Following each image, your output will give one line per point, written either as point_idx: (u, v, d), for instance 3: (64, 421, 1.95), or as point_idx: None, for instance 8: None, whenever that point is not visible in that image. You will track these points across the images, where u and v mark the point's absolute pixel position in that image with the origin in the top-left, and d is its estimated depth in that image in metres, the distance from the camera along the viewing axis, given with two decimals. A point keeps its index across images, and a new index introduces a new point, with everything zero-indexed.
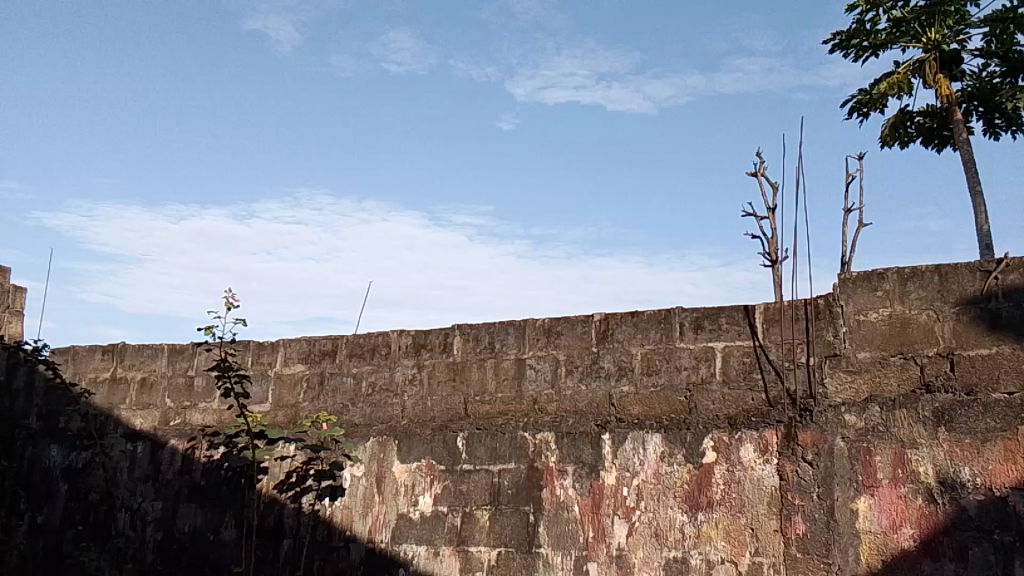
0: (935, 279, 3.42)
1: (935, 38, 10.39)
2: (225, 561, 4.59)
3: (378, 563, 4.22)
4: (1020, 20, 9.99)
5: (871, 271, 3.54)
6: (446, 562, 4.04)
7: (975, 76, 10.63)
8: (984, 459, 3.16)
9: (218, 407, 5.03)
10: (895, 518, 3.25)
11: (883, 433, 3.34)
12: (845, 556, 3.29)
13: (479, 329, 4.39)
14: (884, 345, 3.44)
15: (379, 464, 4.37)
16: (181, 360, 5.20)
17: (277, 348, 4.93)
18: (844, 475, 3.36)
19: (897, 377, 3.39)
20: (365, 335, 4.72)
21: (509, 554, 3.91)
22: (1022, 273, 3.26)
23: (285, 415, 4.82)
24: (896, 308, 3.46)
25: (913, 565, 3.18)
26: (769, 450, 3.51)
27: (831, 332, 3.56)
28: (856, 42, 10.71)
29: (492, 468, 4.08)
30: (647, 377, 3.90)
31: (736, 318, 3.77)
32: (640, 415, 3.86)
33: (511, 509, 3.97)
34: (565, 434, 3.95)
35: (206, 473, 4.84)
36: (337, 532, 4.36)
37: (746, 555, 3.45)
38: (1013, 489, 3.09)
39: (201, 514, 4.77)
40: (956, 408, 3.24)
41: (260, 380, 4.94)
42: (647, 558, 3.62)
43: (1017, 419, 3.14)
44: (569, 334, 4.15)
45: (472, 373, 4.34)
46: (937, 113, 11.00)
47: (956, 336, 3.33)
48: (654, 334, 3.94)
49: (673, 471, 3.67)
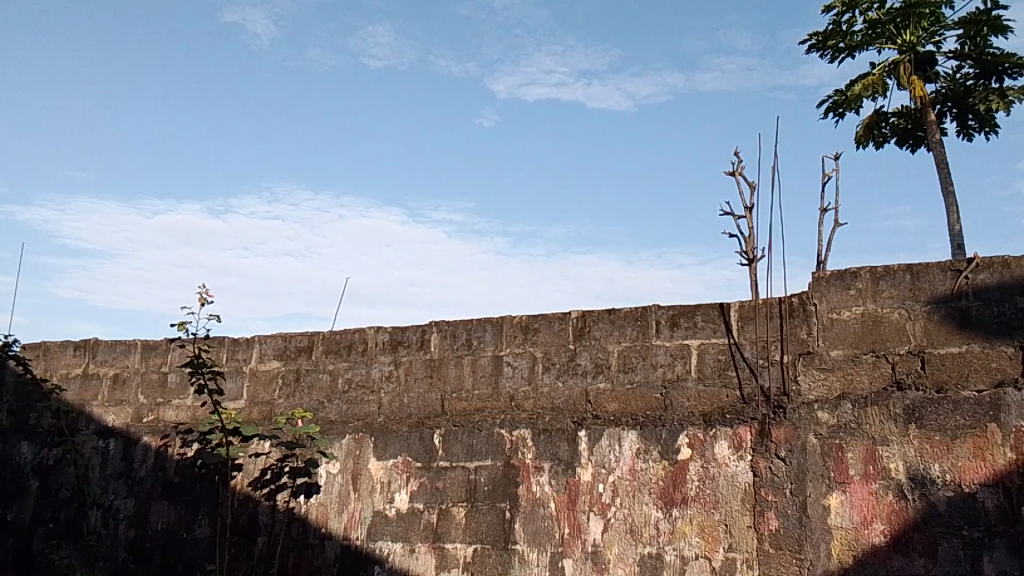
0: (906, 278, 3.46)
1: (910, 39, 10.52)
2: (199, 559, 4.56)
3: (353, 560, 4.20)
4: (992, 22, 10.14)
5: (845, 270, 3.58)
6: (421, 559, 4.04)
7: (949, 78, 10.77)
8: (955, 455, 3.20)
9: (191, 403, 4.98)
10: (866, 514, 3.29)
11: (855, 430, 3.38)
12: (817, 551, 3.32)
13: (456, 325, 4.39)
14: (857, 344, 3.48)
15: (355, 462, 4.35)
16: (154, 356, 5.15)
17: (252, 344, 4.90)
18: (816, 471, 3.40)
19: (869, 374, 3.44)
20: (341, 331, 4.69)
21: (484, 551, 3.91)
22: (991, 272, 3.32)
23: (260, 412, 4.78)
24: (869, 306, 3.50)
25: (883, 560, 3.22)
26: (743, 447, 3.54)
27: (804, 330, 3.59)
28: (833, 42, 10.80)
29: (468, 465, 4.08)
30: (623, 373, 3.92)
31: (712, 316, 3.80)
32: (616, 412, 3.88)
33: (487, 507, 3.97)
34: (542, 431, 3.96)
35: (180, 470, 4.80)
36: (312, 530, 4.34)
37: (719, 550, 3.48)
38: (982, 486, 3.14)
39: (174, 512, 4.73)
40: (926, 405, 3.29)
41: (234, 377, 4.91)
42: (623, 554, 3.64)
43: (987, 417, 3.19)
44: (546, 331, 4.15)
45: (450, 369, 4.34)
46: (911, 113, 11.12)
47: (927, 334, 3.38)
48: (631, 331, 3.96)
49: (648, 467, 3.69)
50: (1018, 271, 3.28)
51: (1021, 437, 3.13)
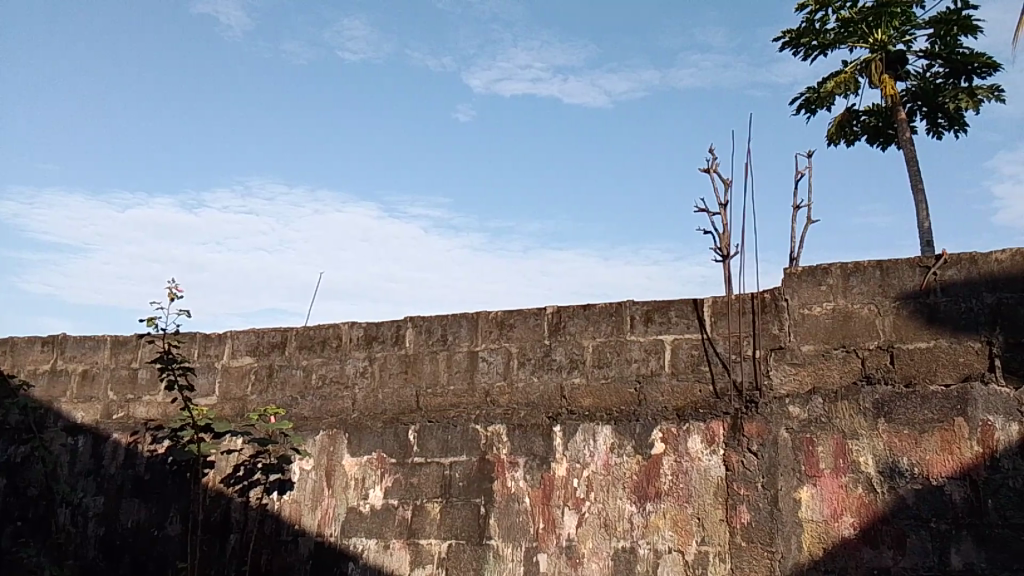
0: (876, 274, 3.51)
1: (881, 39, 10.64)
2: (170, 557, 4.51)
3: (327, 557, 4.18)
4: (962, 22, 10.29)
5: (816, 266, 3.62)
6: (396, 555, 4.02)
7: (919, 77, 10.91)
8: (923, 449, 3.25)
9: (162, 400, 4.92)
10: (836, 507, 3.33)
11: (826, 424, 3.42)
12: (788, 544, 3.36)
13: (431, 321, 4.38)
14: (827, 339, 3.53)
15: (329, 458, 4.33)
16: (124, 352, 5.09)
17: (224, 340, 4.86)
18: (787, 465, 3.43)
19: (840, 369, 3.48)
20: (315, 327, 4.66)
21: (459, 546, 3.91)
22: (959, 269, 3.37)
23: (232, 408, 4.74)
24: (840, 302, 3.54)
25: (853, 552, 3.27)
26: (716, 441, 3.57)
27: (776, 326, 3.63)
28: (806, 40, 10.90)
29: (443, 461, 4.07)
30: (597, 368, 3.93)
31: (685, 312, 3.83)
32: (591, 407, 3.90)
33: (462, 502, 3.97)
34: (517, 426, 3.96)
35: (151, 467, 4.74)
36: (285, 527, 4.31)
37: (692, 544, 3.51)
38: (949, 479, 3.19)
39: (145, 509, 4.68)
40: (895, 400, 3.33)
41: (206, 372, 4.86)
42: (597, 548, 3.66)
43: (954, 411, 3.24)
44: (522, 326, 4.16)
45: (425, 365, 4.33)
46: (882, 112, 11.26)
47: (896, 329, 3.43)
48: (605, 327, 3.97)
49: (622, 461, 3.71)
50: (985, 268, 3.34)
51: (987, 431, 3.18)
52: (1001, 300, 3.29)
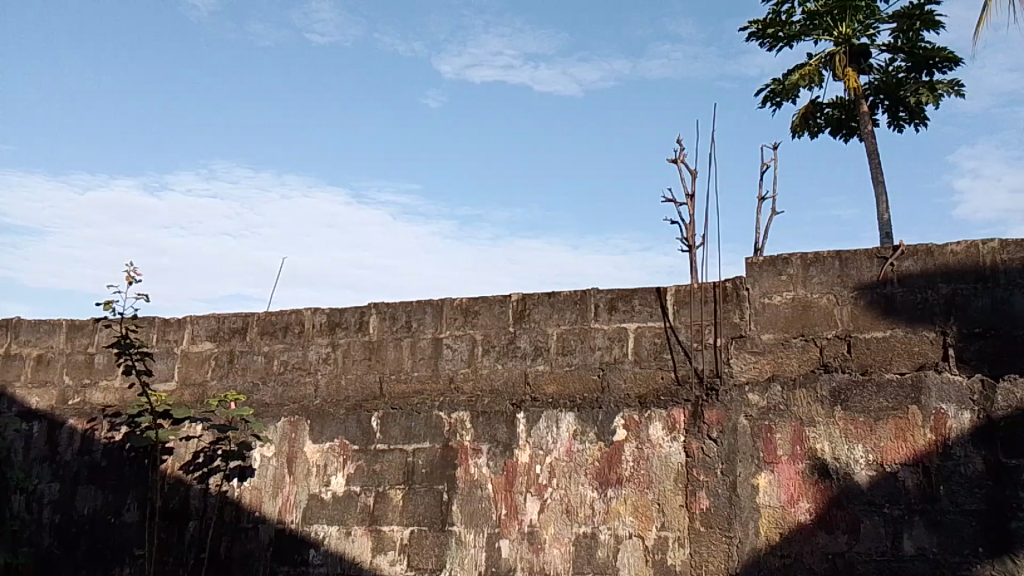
0: (835, 264, 3.56)
1: (846, 32, 10.78)
2: (128, 544, 4.46)
3: (287, 545, 4.15)
4: (925, 17, 10.44)
5: (777, 256, 3.66)
6: (357, 542, 4.01)
7: (882, 70, 11.08)
8: (878, 436, 3.32)
9: (120, 385, 4.84)
10: (792, 493, 3.39)
11: (783, 411, 3.47)
12: (745, 529, 3.42)
13: (395, 307, 4.36)
14: (787, 328, 3.58)
15: (291, 445, 4.29)
16: (81, 337, 4.99)
17: (184, 325, 4.79)
18: (746, 451, 3.48)
19: (798, 357, 3.53)
20: (277, 313, 4.62)
21: (421, 532, 3.91)
22: (915, 260, 3.44)
23: (192, 394, 4.68)
24: (800, 292, 3.59)
25: (808, 537, 3.33)
26: (677, 428, 3.61)
27: (737, 315, 3.67)
28: (772, 32, 10.99)
29: (406, 447, 4.06)
30: (561, 356, 3.95)
31: (649, 300, 3.85)
32: (554, 394, 3.92)
33: (424, 489, 3.97)
34: (480, 413, 3.97)
35: (108, 453, 4.67)
36: (245, 514, 4.27)
37: (652, 529, 3.55)
38: (903, 465, 3.26)
39: (101, 496, 4.61)
40: (851, 387, 3.39)
41: (165, 357, 4.78)
42: (558, 533, 3.68)
43: (908, 399, 3.31)
44: (486, 313, 4.15)
45: (389, 352, 4.30)
46: (846, 104, 11.43)
47: (854, 319, 3.49)
48: (570, 315, 3.98)
49: (585, 448, 3.73)
50: (941, 260, 3.41)
51: (940, 419, 3.25)
52: (956, 291, 3.36)
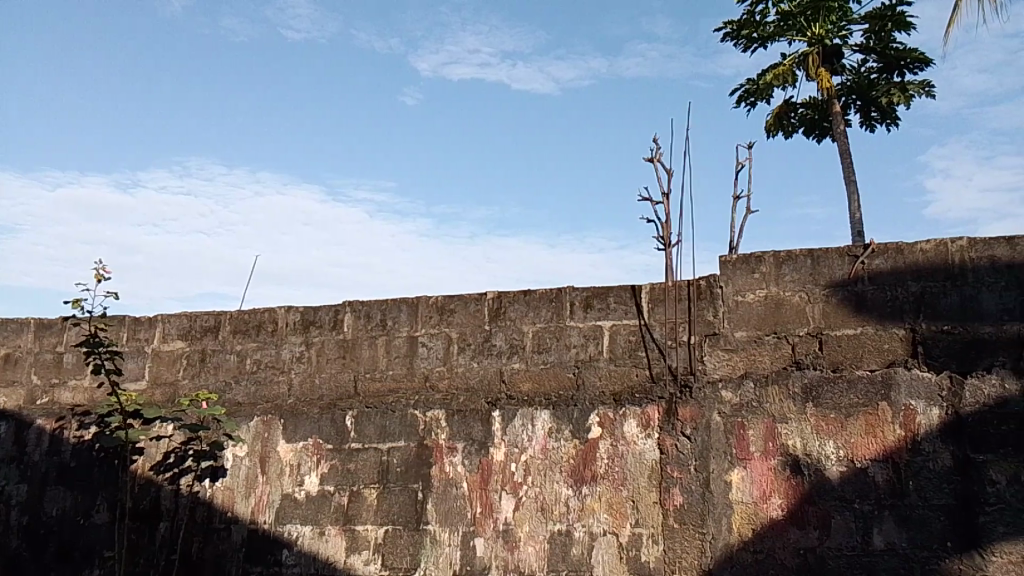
0: (807, 262, 3.60)
1: (819, 32, 10.88)
2: (98, 545, 4.39)
3: (259, 545, 4.12)
4: (896, 18, 10.57)
5: (750, 254, 3.69)
6: (331, 542, 3.98)
7: (854, 71, 11.20)
8: (848, 432, 3.36)
9: (89, 384, 4.77)
10: (765, 489, 3.42)
11: (756, 408, 3.50)
12: (718, 525, 3.44)
13: (370, 306, 4.33)
14: (760, 325, 3.61)
15: (263, 444, 4.26)
16: (50, 336, 4.91)
17: (155, 323, 4.73)
18: (719, 448, 3.51)
19: (770, 354, 3.56)
20: (250, 311, 4.57)
21: (396, 531, 3.90)
22: (886, 258, 3.48)
23: (163, 393, 4.62)
24: (772, 290, 3.62)
25: (780, 533, 3.36)
26: (651, 425, 3.62)
27: (711, 312, 3.70)
28: (747, 32, 11.07)
29: (381, 446, 4.04)
30: (537, 354, 3.95)
31: (624, 298, 3.86)
32: (529, 392, 3.92)
33: (399, 488, 3.95)
34: (455, 411, 3.96)
35: (77, 454, 4.60)
36: (218, 514, 4.23)
37: (626, 526, 3.56)
38: (873, 461, 3.30)
39: (71, 497, 4.54)
40: (823, 384, 3.43)
41: (135, 357, 4.72)
42: (533, 531, 3.68)
43: (878, 396, 3.35)
44: (462, 312, 4.14)
45: (363, 350, 4.28)
46: (819, 104, 11.55)
47: (825, 316, 3.52)
48: (545, 313, 3.99)
49: (560, 446, 3.74)
50: (911, 258, 3.45)
51: (909, 415, 3.30)
52: (925, 289, 3.40)
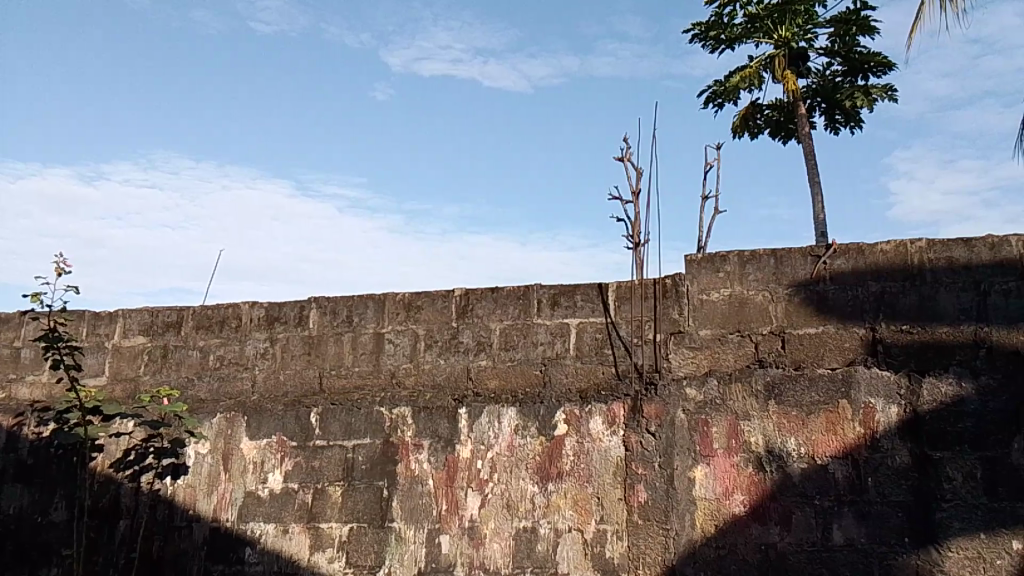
0: (771, 262, 3.65)
1: (786, 35, 11.02)
2: (56, 544, 4.31)
3: (222, 543, 4.07)
4: (860, 23, 10.75)
5: (715, 254, 3.73)
6: (295, 540, 3.95)
7: (819, 74, 11.37)
8: (809, 430, 3.41)
9: (47, 380, 4.68)
10: (727, 485, 3.46)
11: (720, 405, 3.54)
12: (682, 522, 3.47)
13: (336, 302, 4.30)
14: (724, 324, 3.64)
15: (226, 441, 4.21)
16: (7, 331, 4.81)
17: (116, 318, 4.65)
18: (683, 445, 3.54)
19: (734, 352, 3.60)
20: (214, 306, 4.52)
21: (360, 529, 3.87)
22: (847, 258, 3.54)
23: (123, 389, 4.54)
24: (736, 289, 3.66)
25: (742, 529, 3.40)
26: (616, 422, 3.64)
27: (676, 311, 3.73)
28: (714, 33, 11.17)
29: (346, 444, 4.02)
30: (504, 351, 3.95)
31: (590, 296, 3.88)
32: (496, 389, 3.92)
33: (364, 485, 3.93)
34: (422, 409, 3.95)
35: (34, 451, 4.50)
36: (179, 512, 4.17)
37: (591, 523, 3.58)
38: (833, 458, 3.36)
39: (27, 495, 4.44)
40: (785, 382, 3.48)
41: (95, 352, 4.64)
42: (499, 528, 3.69)
43: (839, 394, 3.41)
44: (429, 308, 4.13)
45: (329, 346, 4.25)
46: (784, 107, 11.70)
47: (788, 315, 3.57)
48: (513, 310, 3.99)
49: (526, 443, 3.74)
50: (871, 259, 3.51)
51: (869, 412, 3.36)
52: (884, 289, 3.47)
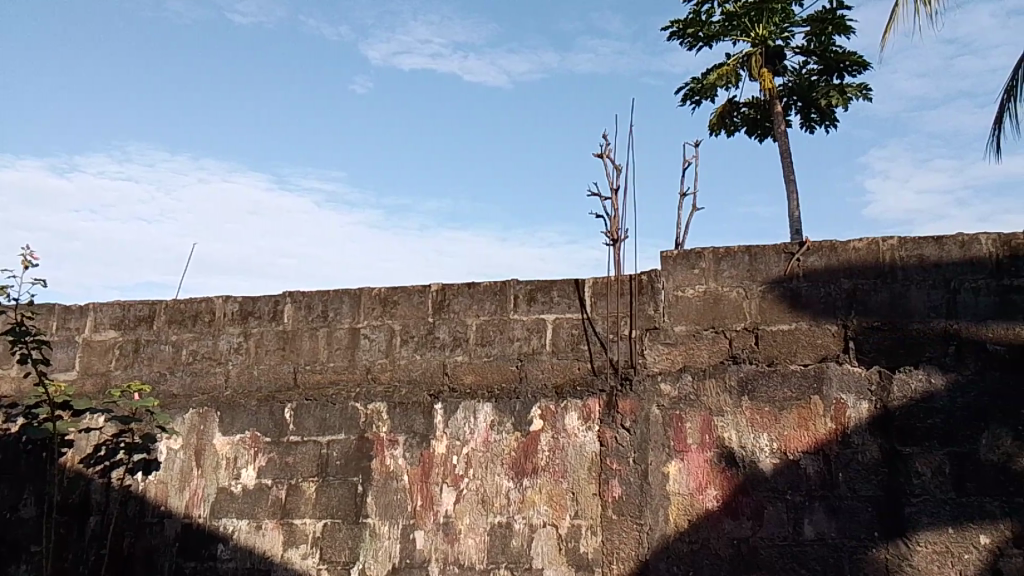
0: (745, 259, 3.67)
1: (763, 34, 11.09)
2: (24, 540, 4.25)
3: (194, 539, 4.03)
4: (836, 22, 10.85)
5: (690, 250, 3.75)
6: (268, 536, 3.92)
7: (795, 73, 11.46)
8: (782, 425, 3.44)
9: (16, 375, 4.60)
10: (701, 481, 3.48)
11: (693, 401, 3.56)
12: (655, 517, 3.49)
13: (312, 296, 4.27)
14: (699, 320, 3.66)
15: (199, 437, 4.17)
16: None
17: (86, 312, 4.58)
18: (658, 440, 3.56)
19: (708, 348, 3.62)
20: (187, 301, 4.47)
21: (334, 525, 3.86)
22: (820, 256, 3.57)
23: (94, 384, 4.48)
24: (711, 285, 3.68)
25: (715, 523, 3.43)
26: (591, 418, 3.66)
27: (651, 307, 3.74)
28: (692, 31, 11.22)
29: (320, 439, 3.99)
30: (480, 347, 3.95)
31: (567, 292, 3.89)
32: (472, 384, 3.91)
33: (338, 481, 3.91)
34: (397, 404, 3.94)
35: (2, 446, 4.43)
36: (150, 508, 4.13)
37: (565, 518, 3.59)
38: (804, 453, 3.39)
39: None
40: (759, 378, 3.51)
41: (65, 346, 4.57)
42: (473, 524, 3.69)
43: (810, 390, 3.44)
44: (405, 303, 4.12)
45: (304, 341, 4.22)
46: (761, 104, 11.78)
47: (762, 312, 3.60)
48: (489, 305, 3.99)
49: (502, 438, 3.75)
50: (844, 256, 3.55)
51: (840, 408, 3.40)
52: (856, 286, 3.51)
